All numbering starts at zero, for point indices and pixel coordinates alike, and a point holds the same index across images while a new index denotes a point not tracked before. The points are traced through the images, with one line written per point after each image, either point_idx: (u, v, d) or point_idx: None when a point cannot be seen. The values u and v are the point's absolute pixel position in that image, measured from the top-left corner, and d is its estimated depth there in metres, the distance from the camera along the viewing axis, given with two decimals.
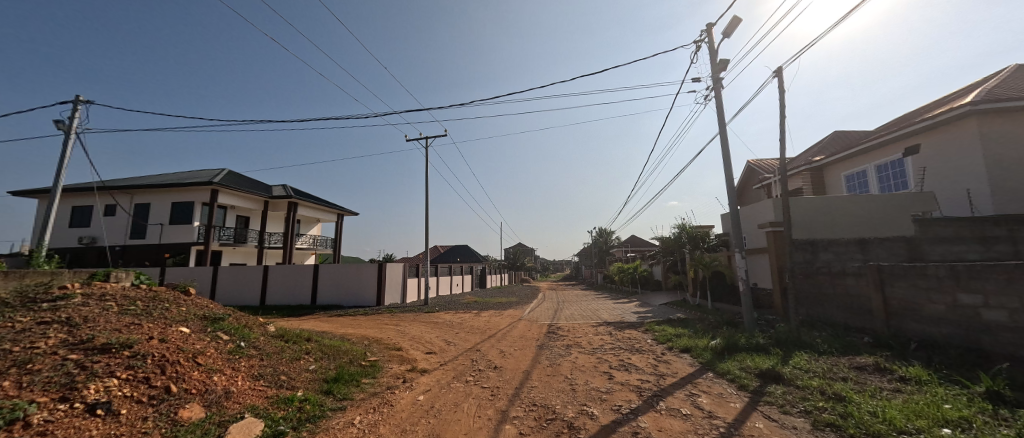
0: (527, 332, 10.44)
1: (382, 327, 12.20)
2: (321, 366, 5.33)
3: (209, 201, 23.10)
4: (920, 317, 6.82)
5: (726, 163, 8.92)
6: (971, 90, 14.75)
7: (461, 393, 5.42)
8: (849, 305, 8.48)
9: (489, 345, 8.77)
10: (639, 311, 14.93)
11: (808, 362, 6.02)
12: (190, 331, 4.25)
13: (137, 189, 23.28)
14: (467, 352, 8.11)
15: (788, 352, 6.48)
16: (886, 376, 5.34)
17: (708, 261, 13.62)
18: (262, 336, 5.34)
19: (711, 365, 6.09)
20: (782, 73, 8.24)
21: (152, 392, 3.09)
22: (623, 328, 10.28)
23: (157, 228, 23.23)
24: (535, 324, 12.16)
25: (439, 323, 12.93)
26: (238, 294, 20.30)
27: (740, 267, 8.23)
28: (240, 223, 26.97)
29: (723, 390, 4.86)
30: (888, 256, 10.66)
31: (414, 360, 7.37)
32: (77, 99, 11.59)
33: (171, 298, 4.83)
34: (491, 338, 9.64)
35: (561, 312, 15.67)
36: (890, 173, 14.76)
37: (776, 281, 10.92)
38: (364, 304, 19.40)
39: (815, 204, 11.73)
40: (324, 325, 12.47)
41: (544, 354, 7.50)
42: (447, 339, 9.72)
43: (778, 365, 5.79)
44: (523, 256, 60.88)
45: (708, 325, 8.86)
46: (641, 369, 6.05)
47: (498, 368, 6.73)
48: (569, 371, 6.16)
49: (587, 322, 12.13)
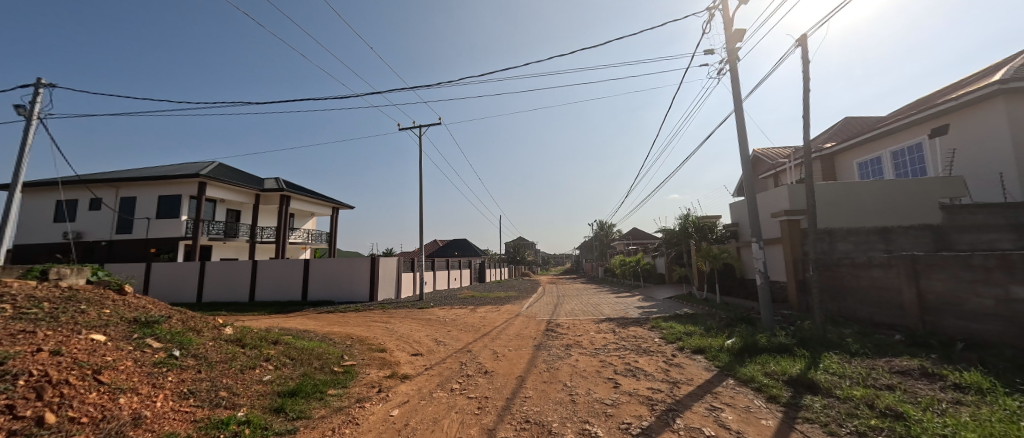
0: (524, 330, 9.71)
1: (370, 325, 11.49)
2: (279, 375, 4.60)
3: (197, 195, 22.32)
4: (961, 313, 6.07)
5: (742, 143, 8.11)
6: (999, 69, 13.80)
7: (444, 405, 4.69)
8: (875, 300, 7.75)
9: (482, 345, 8.03)
10: (643, 306, 14.17)
11: (841, 366, 5.28)
12: (106, 339, 3.49)
13: (122, 182, 22.54)
14: (457, 354, 7.36)
15: (816, 354, 5.73)
16: (937, 383, 4.58)
17: (717, 253, 12.82)
18: (210, 341, 4.60)
19: (731, 370, 5.32)
20: (805, 42, 7.40)
21: (13, 426, 2.32)
22: (628, 326, 9.54)
23: (144, 222, 22.53)
24: (533, 320, 11.44)
25: (432, 320, 12.22)
26: (226, 290, 19.61)
27: (758, 258, 7.45)
28: (231, 217, 26.24)
29: (750, 403, 4.11)
30: (913, 245, 9.85)
31: (397, 363, 6.64)
32: (38, 82, 10.80)
33: (93, 299, 4.08)
34: (485, 337, 8.92)
35: (561, 307, 14.95)
36: (909, 159, 13.91)
37: (792, 274, 10.12)
38: (356, 300, 18.68)
39: (833, 191, 10.88)
40: (309, 323, 11.75)
41: (541, 356, 6.76)
42: (437, 338, 9.00)
43: (808, 370, 5.04)
44: (523, 250, 60.19)
45: (721, 322, 8.10)
46: (651, 375, 5.28)
47: (489, 373, 5.97)
48: (568, 377, 5.42)
49: (588, 318, 11.40)
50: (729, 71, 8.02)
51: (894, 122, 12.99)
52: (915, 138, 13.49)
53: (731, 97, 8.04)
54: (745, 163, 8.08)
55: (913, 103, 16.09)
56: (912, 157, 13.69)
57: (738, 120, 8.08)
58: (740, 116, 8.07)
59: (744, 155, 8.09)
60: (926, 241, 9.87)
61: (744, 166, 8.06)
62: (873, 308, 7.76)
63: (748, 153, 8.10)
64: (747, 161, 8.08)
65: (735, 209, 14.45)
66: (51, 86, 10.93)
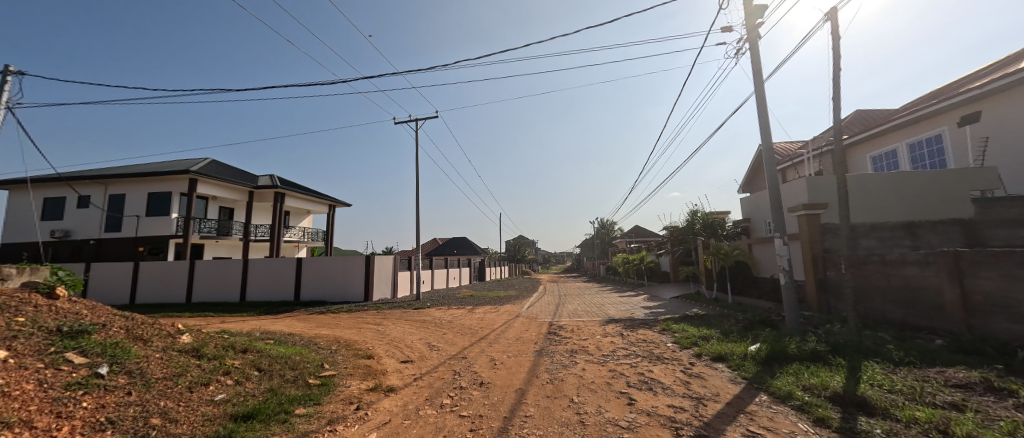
0: (525, 333, 9.05)
1: (361, 327, 10.84)
2: (238, 393, 3.92)
3: (188, 192, 21.66)
4: (1016, 317, 5.39)
5: (763, 130, 7.44)
6: (1019, 58, 13.24)
7: (431, 426, 4.02)
8: (910, 301, 7.05)
9: (479, 352, 7.35)
10: (650, 306, 13.49)
11: (888, 379, 4.60)
12: (8, 356, 2.86)
13: (110, 179, 21.89)
14: (451, 361, 6.68)
15: (855, 363, 5.06)
16: (1009, 400, 3.90)
17: (728, 251, 12.13)
18: (156, 353, 3.93)
19: (762, 383, 4.64)
20: (836, 15, 6.71)
21: None
22: (636, 328, 8.87)
23: (133, 221, 21.88)
24: (534, 322, 10.73)
25: (427, 321, 11.55)
26: (216, 291, 18.97)
27: (782, 255, 6.78)
28: (224, 214, 25.55)
29: (794, 428, 3.43)
30: (943, 242, 9.16)
31: (384, 373, 5.95)
32: (5, 69, 10.12)
33: (6, 306, 3.44)
34: (482, 342, 8.25)
35: (563, 307, 14.27)
36: (927, 151, 13.25)
37: (812, 273, 9.43)
38: (351, 300, 18.05)
39: (856, 184, 10.21)
40: (297, 325, 11.11)
41: (543, 364, 6.07)
42: (431, 342, 8.31)
43: (854, 384, 4.35)
44: (523, 248, 59.52)
45: (740, 325, 7.41)
46: (670, 389, 4.60)
47: (485, 385, 5.30)
48: (575, 391, 4.76)
49: (592, 320, 10.68)
50: (748, 49, 7.35)
51: (913, 114, 12.41)
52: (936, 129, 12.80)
53: (752, 78, 7.35)
54: (767, 153, 7.36)
55: (926, 95, 15.48)
56: (931, 149, 13.02)
57: (759, 102, 7.39)
58: (761, 100, 7.39)
59: (766, 143, 7.39)
60: (955, 236, 9.22)
61: (767, 156, 7.32)
62: (907, 310, 7.09)
63: (770, 141, 7.42)
64: (769, 151, 7.38)
65: (747, 205, 13.77)
66: (21, 73, 10.25)
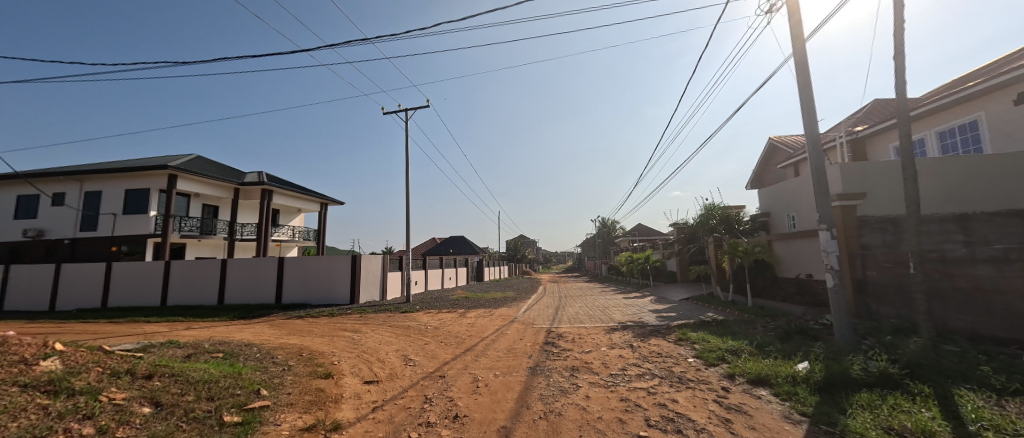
0: (519, 342, 7.87)
1: (336, 334, 9.65)
2: None
3: (167, 188, 20.47)
4: None
5: (804, 104, 6.26)
6: None
7: None
8: (983, 306, 5.83)
9: (460, 368, 6.11)
10: (659, 309, 12.31)
11: (1007, 420, 3.34)
12: None
13: (84, 174, 20.74)
14: (425, 382, 5.46)
15: (947, 393, 3.83)
16: None
17: (746, 248, 10.95)
18: None
19: (831, 424, 3.40)
20: None
21: None
22: (647, 337, 7.69)
23: (110, 219, 20.74)
24: (531, 329, 9.51)
25: (412, 328, 10.34)
26: (191, 293, 17.79)
27: (830, 251, 5.57)
28: (208, 213, 24.39)
29: None
30: (1001, 237, 7.94)
31: (335, 401, 4.71)
32: None
33: None
34: (469, 354, 7.06)
35: (563, 310, 13.10)
36: (959, 140, 12.10)
37: (849, 273, 8.18)
38: (336, 302, 16.88)
39: (895, 171, 8.98)
40: (264, 333, 9.91)
41: (537, 389, 4.84)
42: (408, 355, 7.11)
43: (966, 432, 3.10)
44: (523, 248, 58.05)
45: (775, 336, 6.18)
46: (707, 433, 3.36)
47: (459, 421, 4.05)
48: (576, 433, 3.53)
49: (595, 326, 9.46)
50: None
51: (949, 97, 11.21)
52: (971, 115, 11.62)
53: None
54: (808, 131, 6.14)
55: (957, 81, 14.26)
56: (964, 136, 11.85)
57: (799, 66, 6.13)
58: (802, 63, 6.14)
59: (805, 120, 6.21)
60: (1015, 230, 7.99)
61: (810, 134, 6.08)
62: (980, 317, 5.86)
63: (812, 116, 6.23)
64: (811, 129, 6.18)
65: (767, 198, 12.52)
66: None
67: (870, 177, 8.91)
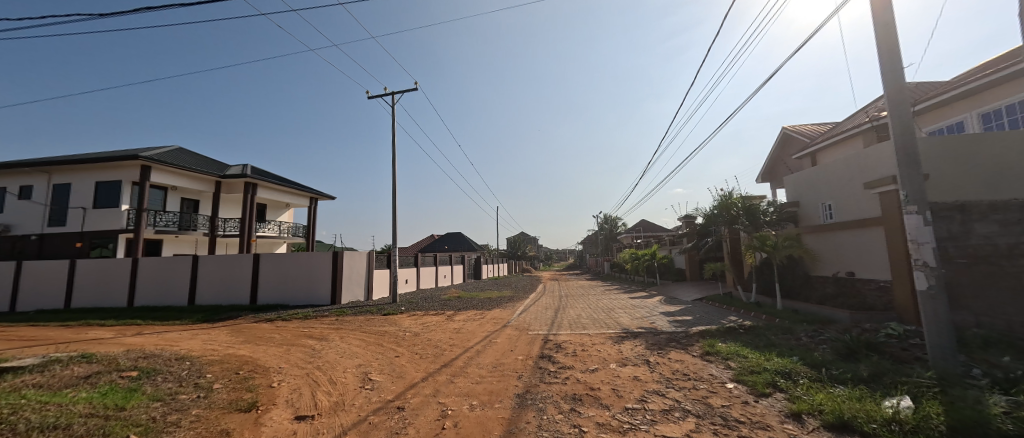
0: (508, 356, 6.46)
1: (299, 342, 8.29)
2: None
3: (139, 180, 19.01)
4: None
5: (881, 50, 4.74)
6: None
7: None
8: None
9: (426, 395, 4.68)
10: (671, 311, 10.95)
11: None
12: None
13: (52, 165, 19.38)
14: (375, 417, 4.07)
15: None
16: None
17: (775, 241, 9.49)
18: None
19: None
20: None
21: None
22: (665, 349, 6.31)
23: (79, 213, 19.40)
24: (525, 337, 8.06)
25: (388, 335, 8.93)
26: (161, 292, 16.46)
27: (924, 244, 4.15)
28: (188, 207, 23.03)
29: None
30: None
31: None
32: None
33: None
34: (443, 373, 5.65)
35: (564, 313, 11.72)
36: None
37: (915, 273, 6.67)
38: (315, 302, 15.53)
39: (960, 150, 7.52)
40: (216, 341, 8.55)
41: (523, 433, 3.45)
42: (369, 374, 5.72)
43: None
44: (522, 245, 56.67)
45: (839, 354, 4.75)
46: None
47: None
48: None
49: (601, 333, 8.06)
50: None
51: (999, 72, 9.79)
52: None
53: None
54: (885, 84, 4.67)
55: None
56: None
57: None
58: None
59: (885, 68, 4.68)
60: None
61: (890, 89, 4.59)
62: None
63: (894, 63, 4.70)
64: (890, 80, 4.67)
65: (794, 185, 11.09)
66: None
67: (930, 157, 7.45)
